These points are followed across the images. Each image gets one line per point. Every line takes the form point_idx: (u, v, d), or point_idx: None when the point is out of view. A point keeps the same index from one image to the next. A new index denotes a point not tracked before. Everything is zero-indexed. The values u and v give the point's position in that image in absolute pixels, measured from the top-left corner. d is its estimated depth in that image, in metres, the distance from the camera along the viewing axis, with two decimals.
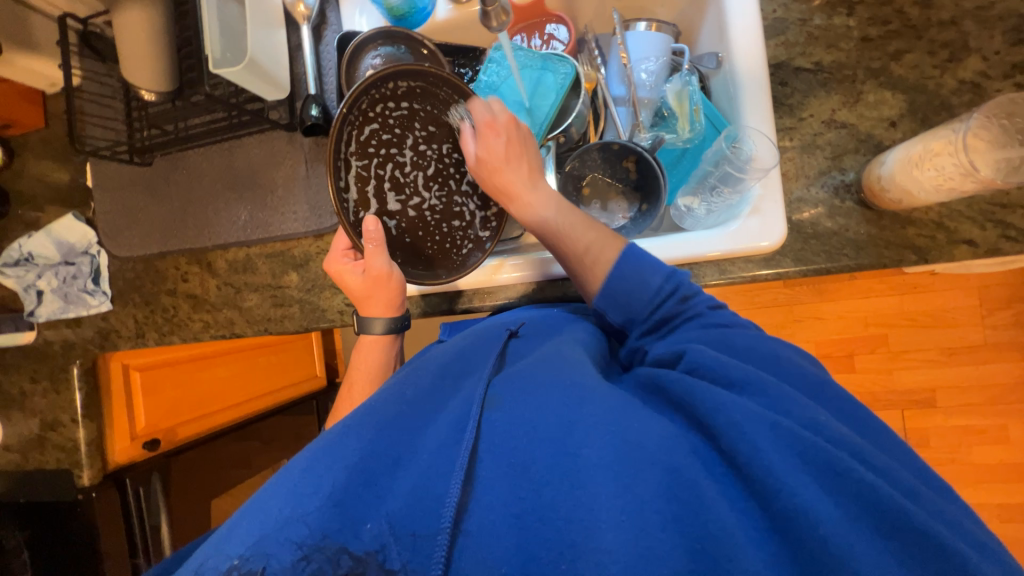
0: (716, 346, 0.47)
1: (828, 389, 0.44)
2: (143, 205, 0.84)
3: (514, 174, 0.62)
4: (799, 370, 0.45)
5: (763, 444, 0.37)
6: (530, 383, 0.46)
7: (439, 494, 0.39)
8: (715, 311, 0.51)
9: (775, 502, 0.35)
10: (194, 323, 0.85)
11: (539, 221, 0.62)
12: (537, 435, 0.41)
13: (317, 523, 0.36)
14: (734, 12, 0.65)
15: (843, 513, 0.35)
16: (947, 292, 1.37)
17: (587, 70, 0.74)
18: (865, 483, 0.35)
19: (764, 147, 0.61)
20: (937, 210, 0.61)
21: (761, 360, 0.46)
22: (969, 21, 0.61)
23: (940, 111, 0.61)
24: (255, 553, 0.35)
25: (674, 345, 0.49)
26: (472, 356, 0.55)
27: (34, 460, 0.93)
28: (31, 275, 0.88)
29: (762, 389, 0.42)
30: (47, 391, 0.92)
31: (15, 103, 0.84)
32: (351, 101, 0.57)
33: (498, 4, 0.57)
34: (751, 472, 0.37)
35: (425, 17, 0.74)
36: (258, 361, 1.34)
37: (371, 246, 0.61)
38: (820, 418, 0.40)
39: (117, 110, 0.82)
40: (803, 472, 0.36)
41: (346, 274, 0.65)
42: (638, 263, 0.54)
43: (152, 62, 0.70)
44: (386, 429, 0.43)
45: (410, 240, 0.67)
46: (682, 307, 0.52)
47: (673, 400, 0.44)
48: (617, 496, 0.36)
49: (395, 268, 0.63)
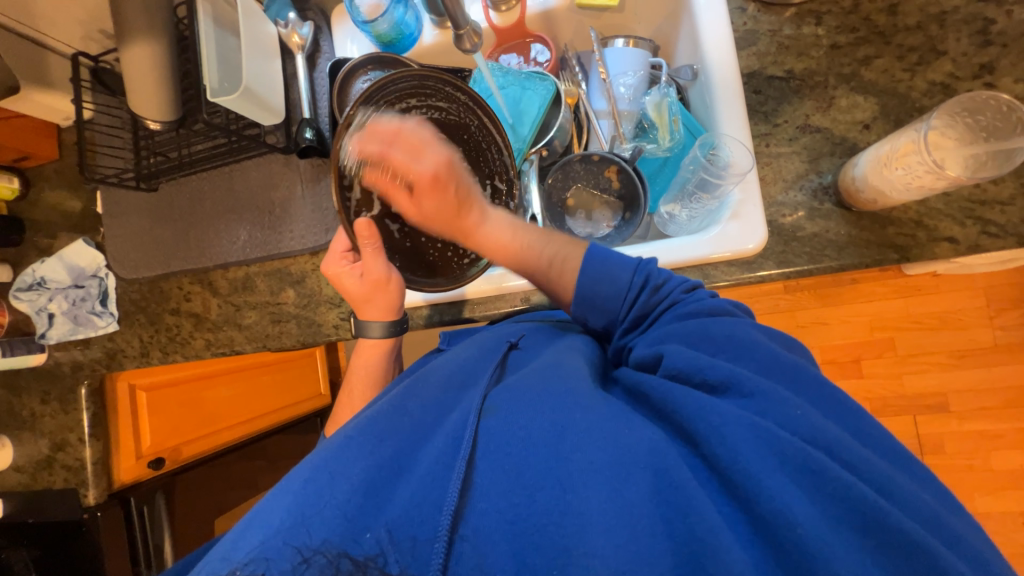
0: (692, 340, 0.48)
1: (803, 373, 0.43)
2: (149, 228, 0.88)
3: (460, 210, 0.62)
4: (768, 352, 0.45)
5: (743, 448, 0.37)
6: (524, 393, 0.46)
7: (438, 501, 0.39)
8: (691, 295, 0.53)
9: (756, 506, 0.35)
10: (196, 342, 0.88)
11: (501, 246, 0.62)
12: (530, 443, 0.42)
13: (317, 530, 0.37)
14: (705, 26, 0.67)
15: (821, 513, 0.34)
16: (951, 293, 1.36)
17: (568, 86, 0.76)
18: (840, 482, 0.35)
19: (740, 152, 0.63)
20: (915, 209, 0.61)
21: (738, 350, 0.46)
22: (935, 25, 0.63)
23: (912, 113, 0.63)
24: (254, 559, 0.35)
25: (654, 345, 0.50)
26: (471, 367, 0.55)
27: (42, 481, 0.95)
28: (43, 299, 0.92)
29: (741, 389, 0.42)
30: (57, 411, 0.95)
31: (31, 137, 0.89)
32: (359, 104, 0.54)
33: (470, 27, 0.61)
34: (730, 476, 0.37)
35: (412, 42, 0.78)
36: (262, 380, 1.36)
37: (369, 250, 0.61)
38: (795, 414, 0.39)
39: (126, 140, 0.87)
40: (780, 473, 0.35)
41: (345, 277, 0.66)
42: (605, 260, 0.56)
43: (157, 94, 0.75)
44: (386, 440, 0.44)
45: (411, 245, 0.66)
46: (659, 296, 0.54)
47: (657, 407, 0.45)
48: (607, 500, 0.37)
49: (394, 273, 0.65)
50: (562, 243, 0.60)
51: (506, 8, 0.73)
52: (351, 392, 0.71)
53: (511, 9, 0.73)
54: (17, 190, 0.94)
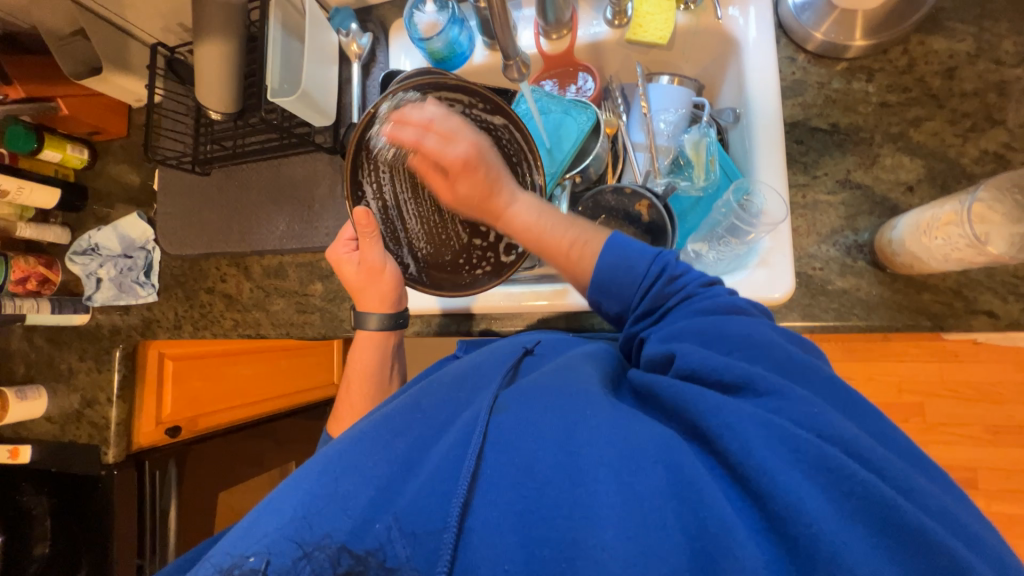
0: (702, 337, 0.47)
1: (815, 371, 0.42)
2: (197, 209, 0.94)
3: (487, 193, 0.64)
4: (782, 353, 0.43)
5: (756, 443, 0.36)
6: (534, 393, 0.47)
7: (446, 491, 0.41)
8: (708, 289, 0.52)
9: (769, 503, 0.34)
10: (225, 321, 0.92)
11: (526, 227, 0.63)
12: (540, 437, 0.42)
13: (319, 526, 0.39)
14: (752, 68, 0.68)
15: (835, 510, 0.33)
16: (992, 364, 1.28)
17: (609, 116, 0.78)
18: (860, 480, 0.33)
19: (774, 202, 0.62)
20: (955, 277, 0.59)
21: (752, 350, 0.44)
22: (993, 94, 0.61)
23: (960, 179, 0.61)
24: (261, 550, 0.37)
25: (665, 343, 0.49)
26: (484, 369, 0.55)
27: (69, 434, 1.02)
28: (94, 264, 0.99)
29: (756, 389, 0.41)
30: (92, 369, 1.01)
31: (104, 115, 0.96)
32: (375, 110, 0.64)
33: (519, 58, 0.63)
34: (745, 474, 0.36)
35: (463, 60, 0.81)
36: (280, 363, 1.41)
37: (368, 239, 0.68)
38: (816, 411, 0.38)
39: (189, 126, 0.93)
40: (796, 469, 0.35)
41: (343, 264, 0.71)
42: (622, 251, 0.56)
43: (222, 89, 0.81)
44: (397, 439, 0.46)
45: (426, 246, 0.74)
46: (671, 288, 0.53)
47: (670, 406, 0.43)
48: (617, 494, 0.37)
49: (389, 263, 0.70)
50: (586, 229, 0.60)
51: (557, 36, 0.75)
52: (360, 389, 0.74)
53: (562, 38, 0.75)
54: (85, 161, 1.01)
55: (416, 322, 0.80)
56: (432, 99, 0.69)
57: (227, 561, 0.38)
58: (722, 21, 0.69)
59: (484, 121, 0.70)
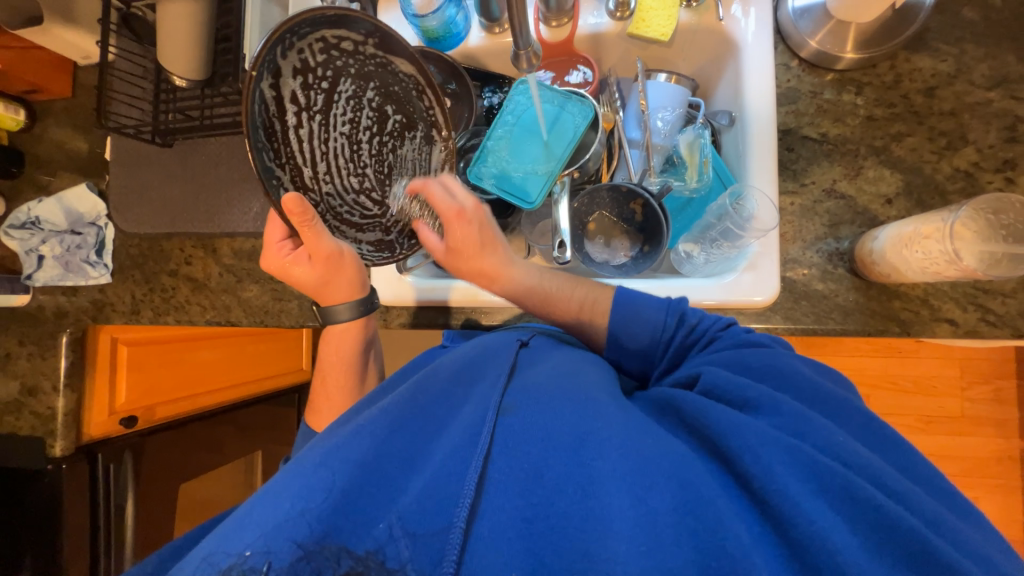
0: (732, 367, 0.49)
1: (841, 404, 0.44)
2: (158, 183, 0.86)
3: (489, 257, 0.64)
4: (810, 384, 0.46)
5: (779, 469, 0.37)
6: (542, 394, 0.47)
7: (451, 495, 0.40)
8: (728, 332, 0.55)
9: (791, 529, 0.35)
10: (191, 307, 0.86)
11: (524, 289, 0.64)
12: (550, 444, 0.42)
13: (322, 523, 0.37)
14: (750, 77, 0.69)
15: (861, 542, 0.34)
16: (930, 360, 1.41)
17: (605, 110, 0.75)
18: (885, 513, 0.35)
19: (765, 208, 0.64)
20: (923, 287, 0.63)
21: (776, 377, 0.47)
22: (968, 114, 0.65)
23: (935, 195, 0.65)
24: (258, 551, 0.35)
25: (692, 368, 0.52)
26: (484, 363, 0.55)
27: (7, 424, 0.92)
28: (35, 239, 0.88)
29: (777, 408, 0.43)
30: (33, 355, 0.92)
31: (44, 71, 0.86)
32: (258, 69, 0.53)
33: (531, 49, 0.59)
34: (764, 497, 0.37)
35: (458, 41, 0.77)
36: (246, 349, 1.33)
37: (308, 232, 0.58)
38: (839, 441, 0.39)
39: (146, 91, 0.84)
40: (819, 498, 0.36)
41: (291, 267, 0.64)
42: (635, 304, 0.58)
43: (190, 53, 0.73)
44: (397, 433, 0.45)
45: (360, 217, 0.65)
46: (693, 335, 0.56)
47: (687, 420, 0.45)
48: (630, 507, 0.37)
49: (342, 245, 0.61)
50: (595, 288, 0.63)
51: (557, 24, 0.73)
52: (339, 384, 0.72)
53: (562, 26, 0.73)
54: (21, 123, 0.90)
55: (397, 314, 0.76)
56: (314, 40, 0.57)
57: (228, 558, 0.36)
58: (724, 21, 0.69)
59: (380, 55, 0.61)
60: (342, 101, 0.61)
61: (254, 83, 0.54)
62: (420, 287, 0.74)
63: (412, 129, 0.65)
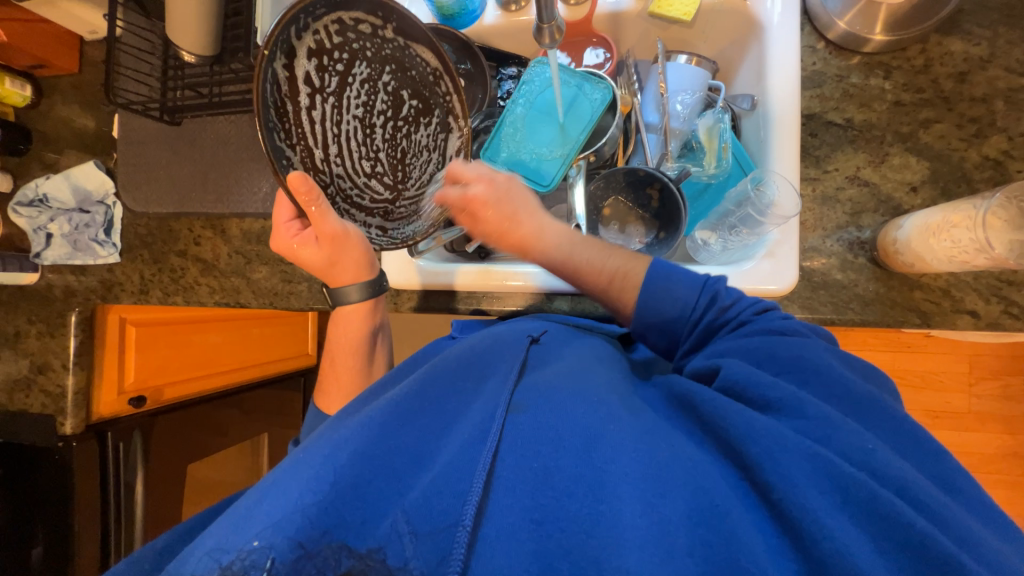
0: (755, 356, 0.49)
1: (874, 405, 0.43)
2: (166, 162, 0.84)
3: (523, 227, 0.64)
4: (841, 378, 0.44)
5: (798, 476, 0.37)
6: (554, 392, 0.47)
7: (459, 492, 0.39)
8: (761, 316, 0.53)
9: (812, 547, 0.34)
10: (200, 288, 0.85)
11: (555, 258, 0.63)
12: (562, 444, 0.42)
13: (325, 520, 0.37)
14: (773, 59, 0.67)
15: (884, 562, 0.33)
16: (940, 355, 1.40)
17: (623, 93, 0.75)
18: (913, 528, 0.34)
19: (787, 193, 0.62)
20: (946, 278, 0.62)
21: (803, 370, 0.46)
22: (1000, 101, 0.63)
23: (961, 183, 0.63)
24: (261, 544, 0.35)
25: (711, 358, 0.51)
26: (495, 358, 0.54)
27: (18, 403, 0.94)
28: (43, 217, 0.88)
29: (803, 411, 0.42)
30: (42, 333, 0.92)
31: (49, 45, 0.84)
32: (271, 46, 0.51)
33: (554, 23, 0.56)
34: (784, 510, 0.36)
35: (473, 19, 0.75)
36: (252, 332, 1.34)
37: (313, 211, 0.57)
38: (868, 447, 0.38)
39: (154, 67, 0.83)
40: (841, 512, 0.35)
41: (299, 248, 0.63)
42: (665, 280, 0.57)
43: (199, 28, 0.72)
44: (405, 428, 0.44)
45: (370, 202, 0.64)
46: (723, 316, 0.55)
47: (703, 420, 0.44)
48: (641, 515, 0.36)
49: (348, 224, 0.60)
50: (624, 257, 0.61)
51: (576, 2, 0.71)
52: (347, 365, 0.71)
53: (581, 4, 0.71)
54: (28, 99, 0.89)
55: (408, 298, 0.76)
56: (330, 20, 0.56)
57: (228, 555, 0.35)
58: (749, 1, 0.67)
59: (399, 40, 0.60)
60: (356, 83, 0.60)
61: (266, 62, 0.52)
62: (425, 269, 0.73)
63: (427, 115, 0.64)
